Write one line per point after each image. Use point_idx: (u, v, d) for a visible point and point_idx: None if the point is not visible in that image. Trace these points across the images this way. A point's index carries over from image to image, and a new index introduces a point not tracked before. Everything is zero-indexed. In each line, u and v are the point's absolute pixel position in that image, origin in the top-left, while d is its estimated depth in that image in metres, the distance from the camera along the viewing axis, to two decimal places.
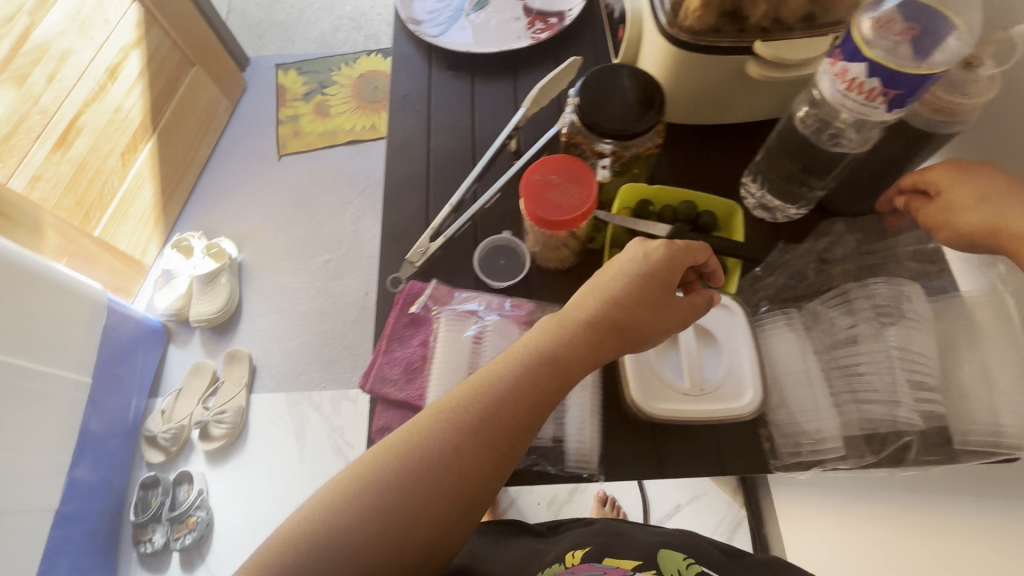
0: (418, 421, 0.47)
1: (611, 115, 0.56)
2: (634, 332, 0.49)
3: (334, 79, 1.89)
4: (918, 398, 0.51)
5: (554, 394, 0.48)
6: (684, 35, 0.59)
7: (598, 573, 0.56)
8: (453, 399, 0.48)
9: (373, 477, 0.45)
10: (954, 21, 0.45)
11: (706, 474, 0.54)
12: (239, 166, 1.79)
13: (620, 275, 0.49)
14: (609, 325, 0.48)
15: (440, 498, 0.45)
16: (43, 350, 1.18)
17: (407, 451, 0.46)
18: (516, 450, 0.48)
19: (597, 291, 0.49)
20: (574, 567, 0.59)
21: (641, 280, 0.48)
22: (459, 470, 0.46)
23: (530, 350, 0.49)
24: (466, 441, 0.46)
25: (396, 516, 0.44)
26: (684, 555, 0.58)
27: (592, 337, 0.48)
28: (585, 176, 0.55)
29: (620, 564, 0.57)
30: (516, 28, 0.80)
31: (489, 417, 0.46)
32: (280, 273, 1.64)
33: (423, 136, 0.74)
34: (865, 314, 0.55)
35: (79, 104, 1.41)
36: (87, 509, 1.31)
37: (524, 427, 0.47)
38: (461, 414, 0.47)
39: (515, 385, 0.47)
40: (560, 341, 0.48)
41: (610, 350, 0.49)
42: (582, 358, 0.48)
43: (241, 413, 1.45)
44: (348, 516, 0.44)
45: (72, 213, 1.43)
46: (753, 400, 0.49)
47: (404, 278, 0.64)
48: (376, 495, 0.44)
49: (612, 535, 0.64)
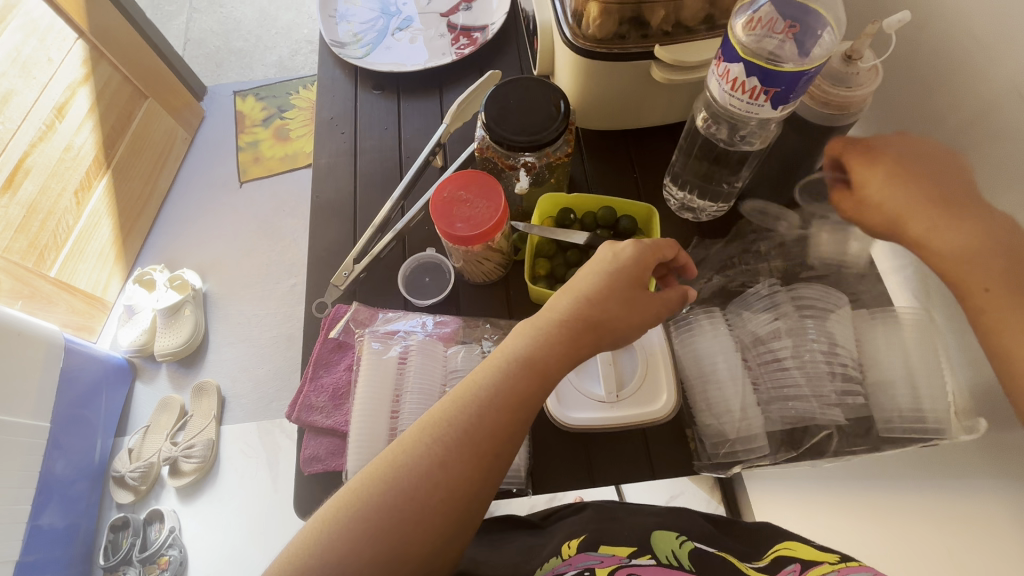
0: (402, 439, 0.44)
1: (517, 127, 0.57)
2: (615, 329, 0.47)
3: (293, 103, 1.88)
4: (841, 391, 0.51)
5: (539, 399, 0.46)
6: (588, 43, 0.59)
7: (596, 562, 0.47)
8: (436, 413, 0.45)
9: (358, 502, 0.41)
10: (825, 16, 0.47)
11: (637, 478, 0.54)
12: (200, 196, 1.78)
13: (595, 272, 0.47)
14: (587, 323, 0.47)
15: (431, 517, 0.42)
16: None
17: (393, 471, 0.43)
18: (506, 461, 0.45)
19: (574, 289, 0.47)
20: (570, 559, 0.49)
21: (614, 273, 0.47)
22: (448, 487, 0.42)
23: (509, 354, 0.47)
24: (451, 456, 0.43)
25: (388, 541, 0.41)
26: (676, 533, 0.50)
27: (573, 337, 0.47)
28: (493, 191, 0.55)
29: (616, 551, 0.48)
30: (440, 45, 0.81)
31: (474, 425, 0.44)
32: (246, 301, 1.63)
33: (350, 158, 0.74)
34: (787, 310, 0.54)
35: (26, 145, 1.40)
36: (53, 557, 1.27)
37: (510, 435, 0.44)
38: (445, 427, 0.44)
39: (500, 392, 0.45)
40: (540, 343, 0.46)
41: (590, 346, 0.47)
42: (564, 356, 0.46)
43: (210, 446, 1.42)
44: (335, 546, 0.40)
45: (25, 255, 1.41)
46: (668, 402, 0.50)
47: (330, 301, 0.64)
48: (364, 522, 0.41)
49: (604, 519, 0.54)
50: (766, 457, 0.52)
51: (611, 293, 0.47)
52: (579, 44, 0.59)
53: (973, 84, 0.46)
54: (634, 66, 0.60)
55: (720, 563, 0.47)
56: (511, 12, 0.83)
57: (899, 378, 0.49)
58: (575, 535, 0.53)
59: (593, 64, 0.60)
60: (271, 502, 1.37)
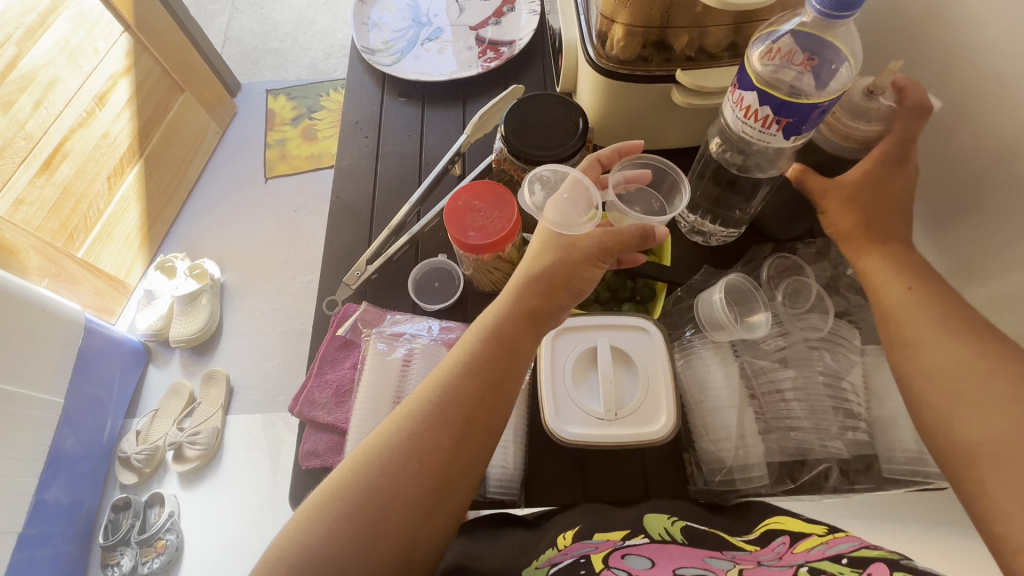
0: (378, 428, 0.47)
1: (536, 142, 0.58)
2: (578, 280, 0.49)
3: (322, 104, 1.93)
4: (845, 427, 0.50)
5: (509, 364, 0.48)
6: (611, 65, 0.60)
7: (592, 547, 0.43)
8: (409, 400, 0.48)
9: (340, 489, 0.43)
10: (844, 50, 0.46)
11: (630, 500, 0.54)
12: (226, 189, 1.83)
13: (541, 235, 0.51)
14: (547, 284, 0.49)
15: (407, 494, 0.43)
16: (15, 368, 1.19)
17: (368, 453, 0.45)
18: (479, 429, 0.47)
19: (528, 261, 0.51)
20: (567, 548, 0.44)
21: (551, 235, 0.50)
22: (419, 459, 0.44)
23: (468, 333, 0.50)
24: (421, 431, 0.45)
25: (368, 521, 0.42)
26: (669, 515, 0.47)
27: (526, 297, 0.49)
28: (503, 199, 0.56)
29: (610, 535, 0.45)
30: (467, 57, 0.82)
31: (436, 398, 0.46)
32: (262, 294, 1.66)
33: (372, 160, 0.76)
34: (797, 341, 0.54)
35: (66, 130, 1.45)
36: (56, 531, 1.30)
37: (473, 397, 0.47)
38: (414, 406, 0.47)
39: (459, 365, 0.48)
40: (501, 314, 0.49)
41: (546, 299, 0.49)
42: (522, 317, 0.49)
43: (215, 434, 1.45)
44: (319, 529, 0.42)
45: (55, 235, 1.45)
46: (667, 425, 0.48)
47: (341, 300, 0.65)
48: (340, 503, 0.43)
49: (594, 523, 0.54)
50: (765, 488, 0.51)
51: (560, 244, 0.49)
52: (602, 65, 0.60)
53: (1006, 118, 0.45)
54: (652, 88, 0.61)
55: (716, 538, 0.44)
56: (539, 28, 0.85)
57: (903, 414, 0.49)
58: (571, 526, 0.49)
59: (613, 85, 0.61)
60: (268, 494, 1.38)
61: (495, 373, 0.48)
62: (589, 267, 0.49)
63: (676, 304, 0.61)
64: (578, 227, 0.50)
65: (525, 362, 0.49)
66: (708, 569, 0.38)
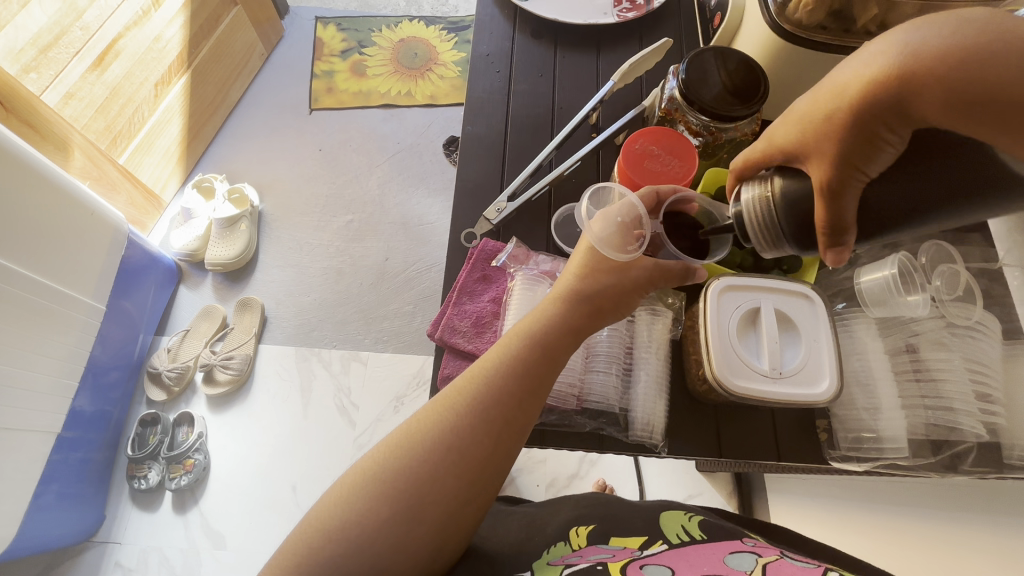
0: (417, 415, 0.48)
1: (714, 96, 0.58)
2: (623, 304, 0.51)
3: (374, 40, 1.83)
4: (983, 409, 0.49)
5: (546, 372, 0.49)
6: (790, 27, 0.59)
7: (607, 554, 0.47)
8: (449, 393, 0.49)
9: (379, 473, 0.44)
10: None
11: (763, 459, 0.56)
12: (268, 115, 1.73)
13: (583, 251, 0.53)
14: (592, 305, 0.51)
15: (447, 478, 0.45)
16: (55, 266, 1.10)
17: (412, 438, 0.46)
18: (515, 430, 0.48)
19: (573, 274, 0.52)
20: (583, 551, 0.48)
21: (598, 255, 0.52)
22: (459, 451, 0.45)
23: (510, 334, 0.51)
24: (463, 425, 0.46)
25: (405, 507, 0.43)
26: (687, 513, 0.52)
27: (571, 312, 0.50)
28: (685, 150, 0.60)
29: (627, 544, 0.48)
30: (602, 4, 0.79)
31: (483, 393, 0.47)
32: (301, 228, 1.56)
33: (504, 98, 0.74)
34: (936, 327, 0.52)
35: (121, 26, 1.35)
36: (88, 438, 1.23)
37: (516, 399, 0.47)
38: (457, 401, 0.48)
39: (504, 364, 0.49)
40: (545, 322, 0.50)
41: (588, 320, 0.51)
42: (565, 331, 0.50)
43: (249, 361, 1.36)
44: (355, 507, 0.43)
45: (100, 136, 1.35)
46: (830, 388, 0.51)
47: (478, 234, 0.65)
48: (382, 484, 0.44)
49: (610, 503, 0.59)
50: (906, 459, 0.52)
51: (611, 269, 0.51)
52: (783, 26, 0.60)
53: None
54: (826, 57, 0.60)
55: (728, 530, 0.48)
56: None
57: None
58: (586, 521, 0.55)
59: (787, 48, 0.61)
60: (296, 427, 1.30)
61: (535, 378, 0.48)
62: (637, 296, 0.52)
63: (829, 276, 0.62)
64: (623, 254, 0.52)
65: (561, 370, 0.51)
66: (730, 574, 0.38)
